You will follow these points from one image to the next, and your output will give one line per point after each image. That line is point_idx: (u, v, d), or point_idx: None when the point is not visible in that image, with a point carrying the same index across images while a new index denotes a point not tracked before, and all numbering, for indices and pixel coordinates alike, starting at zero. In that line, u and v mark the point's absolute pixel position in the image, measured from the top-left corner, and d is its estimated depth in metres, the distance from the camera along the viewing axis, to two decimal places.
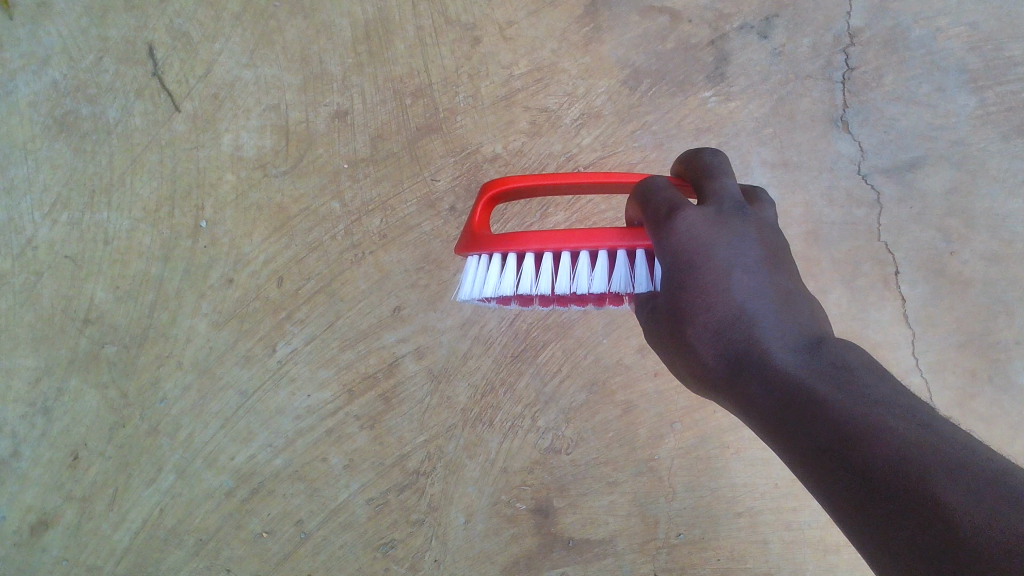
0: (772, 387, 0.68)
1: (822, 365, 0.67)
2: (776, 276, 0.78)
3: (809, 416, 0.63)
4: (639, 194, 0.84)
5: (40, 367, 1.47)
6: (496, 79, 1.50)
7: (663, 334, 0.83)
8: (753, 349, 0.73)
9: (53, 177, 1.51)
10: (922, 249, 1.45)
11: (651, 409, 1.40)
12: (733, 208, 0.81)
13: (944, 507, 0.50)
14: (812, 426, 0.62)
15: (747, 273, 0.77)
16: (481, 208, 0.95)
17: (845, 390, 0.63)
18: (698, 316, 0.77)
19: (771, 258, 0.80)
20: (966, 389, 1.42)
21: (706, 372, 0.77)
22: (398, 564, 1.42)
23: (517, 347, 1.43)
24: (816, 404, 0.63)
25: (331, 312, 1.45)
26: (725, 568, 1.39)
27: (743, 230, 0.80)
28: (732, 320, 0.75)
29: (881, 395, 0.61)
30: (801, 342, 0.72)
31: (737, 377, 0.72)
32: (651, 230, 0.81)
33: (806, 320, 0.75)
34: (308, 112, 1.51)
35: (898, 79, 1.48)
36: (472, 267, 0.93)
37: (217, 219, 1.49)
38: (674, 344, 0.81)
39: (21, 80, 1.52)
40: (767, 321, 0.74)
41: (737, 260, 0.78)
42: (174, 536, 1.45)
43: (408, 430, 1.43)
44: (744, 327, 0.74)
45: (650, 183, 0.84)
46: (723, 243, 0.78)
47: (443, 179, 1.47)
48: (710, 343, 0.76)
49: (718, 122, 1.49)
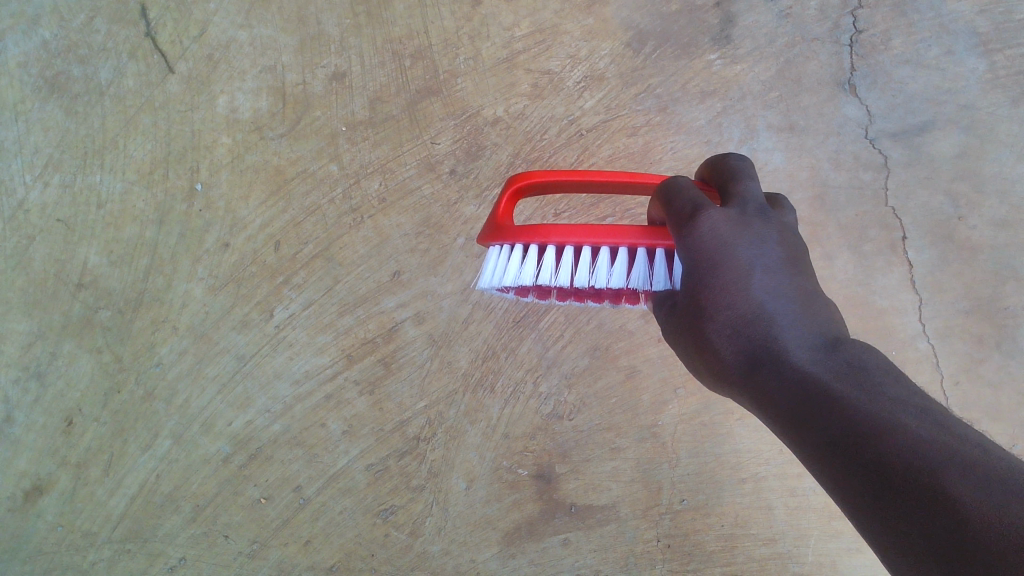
0: (788, 384, 0.66)
1: (840, 364, 0.66)
2: (797, 277, 0.76)
3: (823, 412, 0.61)
4: (661, 193, 0.82)
5: (33, 332, 1.44)
6: (498, 40, 1.47)
7: (681, 330, 0.80)
8: (771, 346, 0.70)
9: (44, 138, 1.47)
10: (929, 214, 1.43)
11: (655, 374, 1.38)
12: (758, 211, 0.78)
13: (956, 502, 0.49)
14: (826, 422, 0.60)
15: (767, 274, 0.75)
16: (506, 199, 0.92)
17: (862, 390, 0.61)
18: (718, 313, 0.75)
19: (793, 261, 0.77)
20: (974, 355, 1.41)
21: (722, 368, 0.74)
22: (399, 530, 1.41)
23: (519, 312, 1.40)
24: (831, 400, 0.61)
25: (329, 277, 1.42)
26: (729, 535, 1.38)
27: (766, 231, 0.77)
28: (750, 317, 0.73)
29: (898, 395, 0.60)
30: (819, 341, 0.70)
31: (755, 373, 0.70)
32: (673, 229, 0.79)
33: (824, 322, 0.73)
34: (304, 74, 1.48)
35: (907, 42, 1.45)
36: (493, 256, 0.90)
37: (212, 182, 1.46)
38: (692, 341, 0.78)
39: (10, 39, 1.47)
40: (785, 319, 0.72)
41: (758, 261, 0.75)
42: (171, 502, 1.43)
43: (408, 396, 1.41)
44: (762, 325, 0.72)
45: (673, 182, 0.81)
46: (746, 243, 0.76)
47: (444, 142, 1.45)
48: (726, 339, 0.74)
49: (723, 85, 1.46)
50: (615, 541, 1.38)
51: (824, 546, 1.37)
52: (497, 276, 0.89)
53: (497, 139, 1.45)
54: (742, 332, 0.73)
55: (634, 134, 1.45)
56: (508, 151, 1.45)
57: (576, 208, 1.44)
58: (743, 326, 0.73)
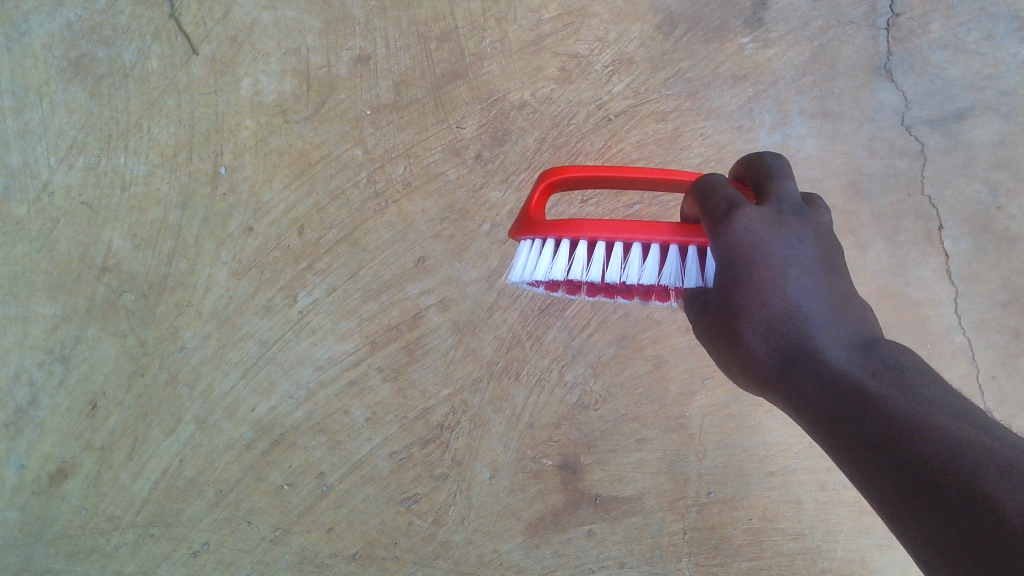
0: (821, 384, 0.64)
1: (876, 364, 0.63)
2: (833, 276, 0.74)
3: (858, 411, 0.59)
4: (696, 191, 0.78)
5: (57, 315, 1.43)
6: (525, 23, 1.44)
7: (713, 328, 0.78)
8: (805, 346, 0.68)
9: (68, 121, 1.46)
10: (966, 204, 1.40)
11: (683, 364, 1.36)
12: (795, 209, 0.75)
13: (991, 503, 0.47)
14: (860, 423, 0.58)
15: (803, 273, 0.73)
16: (538, 193, 0.89)
17: (898, 389, 0.59)
18: (752, 311, 0.73)
19: (828, 260, 0.75)
20: (1011, 350, 1.38)
21: (754, 366, 0.72)
22: (422, 519, 1.39)
23: (544, 300, 1.39)
24: (866, 399, 0.59)
25: (353, 262, 1.41)
26: (757, 528, 1.35)
27: (802, 230, 0.75)
28: (784, 315, 0.71)
29: (934, 396, 0.58)
30: (854, 341, 0.67)
31: (788, 372, 0.68)
32: (707, 227, 0.76)
33: (860, 322, 0.70)
34: (329, 56, 1.46)
35: (946, 26, 1.41)
36: (524, 251, 0.88)
37: (236, 165, 1.45)
38: (724, 340, 0.76)
39: (34, 20, 1.46)
40: (819, 318, 0.69)
41: (794, 259, 0.73)
42: (194, 487, 1.42)
43: (432, 383, 1.39)
44: (796, 323, 0.70)
45: (707, 179, 0.78)
46: (781, 241, 0.73)
47: (470, 126, 1.43)
48: (760, 337, 0.72)
49: (755, 69, 1.43)
50: (640, 533, 1.36)
51: (854, 542, 1.35)
52: (527, 271, 0.86)
53: (524, 123, 1.43)
54: (776, 330, 0.70)
55: (663, 119, 1.42)
56: (535, 135, 1.42)
57: (603, 194, 1.41)
58: (777, 323, 0.71)
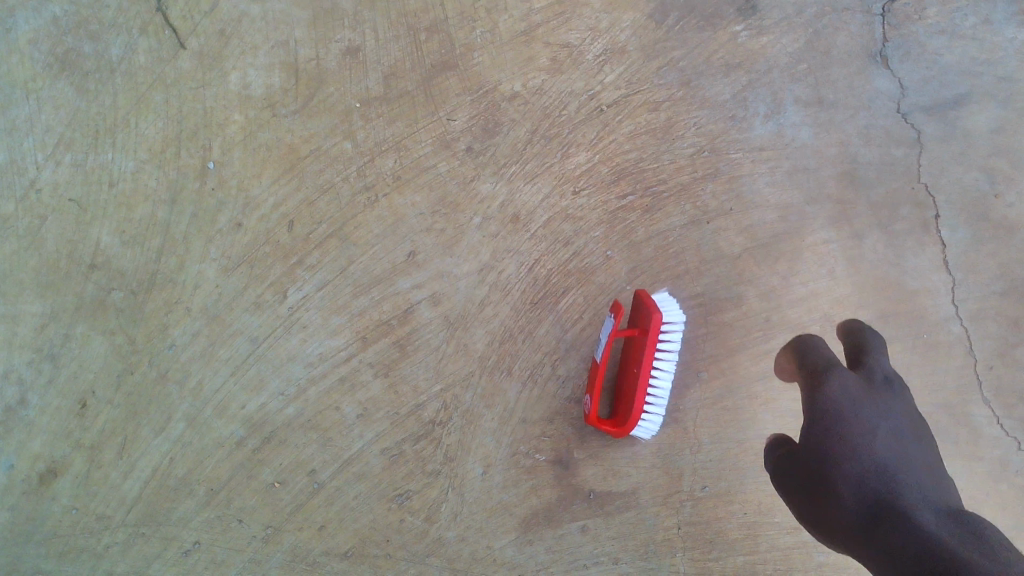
0: (910, 540, 0.97)
1: (954, 525, 0.99)
2: (920, 446, 1.16)
3: (931, 557, 0.93)
4: (800, 347, 1.33)
5: (45, 313, 1.41)
6: (516, 13, 1.42)
7: (797, 464, 1.18)
8: (889, 503, 1.04)
9: (55, 117, 1.44)
10: (963, 192, 1.38)
11: (676, 357, 1.36)
12: (883, 379, 1.26)
13: None
14: (946, 564, 0.91)
15: (894, 437, 1.15)
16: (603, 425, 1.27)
17: (970, 552, 0.93)
18: (841, 457, 1.11)
19: (915, 429, 1.19)
20: (1009, 339, 1.36)
21: (841, 522, 1.06)
22: (414, 516, 1.38)
23: (535, 293, 1.38)
24: (940, 548, 0.94)
25: (343, 257, 1.40)
26: (751, 523, 1.36)
27: (896, 406, 1.21)
28: (876, 470, 1.08)
29: (994, 557, 0.92)
30: (940, 510, 1.03)
31: (875, 525, 1.02)
32: (805, 377, 1.27)
33: (946, 498, 1.08)
34: (319, 49, 1.43)
35: (942, 11, 1.40)
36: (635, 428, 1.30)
37: (224, 160, 1.43)
38: (807, 478, 1.14)
39: (21, 16, 1.44)
40: (905, 483, 1.07)
41: (885, 425, 1.16)
42: (185, 485, 1.40)
43: (424, 378, 1.38)
44: (887, 476, 1.08)
45: (811, 341, 1.33)
46: (877, 412, 1.18)
47: (461, 119, 1.41)
48: (851, 488, 1.07)
49: (748, 57, 1.40)
50: (634, 529, 1.36)
51: None
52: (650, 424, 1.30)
53: (515, 114, 1.41)
54: (868, 484, 1.07)
55: (656, 109, 1.40)
56: (526, 127, 1.41)
57: (595, 185, 1.39)
58: (875, 478, 1.07)
